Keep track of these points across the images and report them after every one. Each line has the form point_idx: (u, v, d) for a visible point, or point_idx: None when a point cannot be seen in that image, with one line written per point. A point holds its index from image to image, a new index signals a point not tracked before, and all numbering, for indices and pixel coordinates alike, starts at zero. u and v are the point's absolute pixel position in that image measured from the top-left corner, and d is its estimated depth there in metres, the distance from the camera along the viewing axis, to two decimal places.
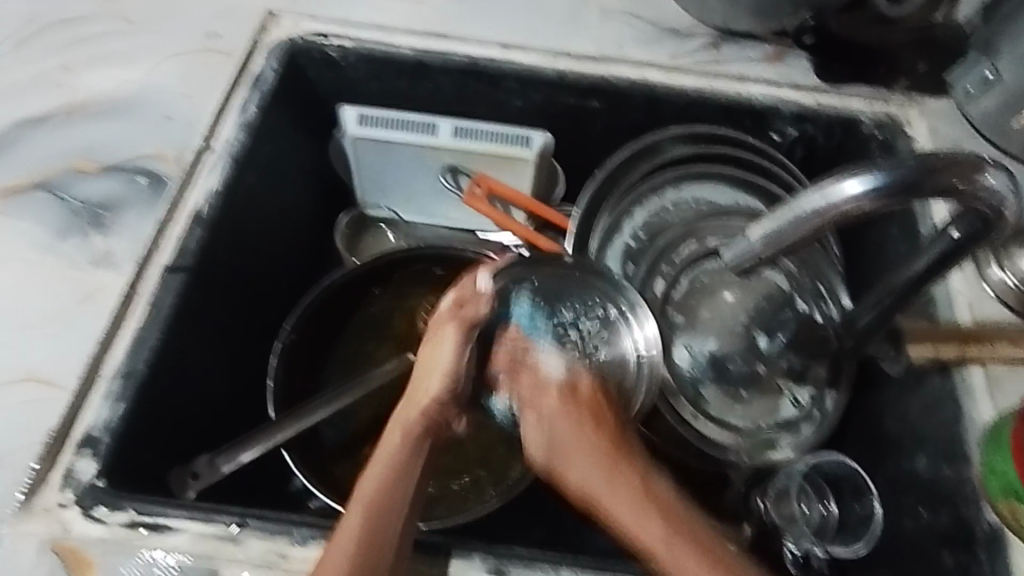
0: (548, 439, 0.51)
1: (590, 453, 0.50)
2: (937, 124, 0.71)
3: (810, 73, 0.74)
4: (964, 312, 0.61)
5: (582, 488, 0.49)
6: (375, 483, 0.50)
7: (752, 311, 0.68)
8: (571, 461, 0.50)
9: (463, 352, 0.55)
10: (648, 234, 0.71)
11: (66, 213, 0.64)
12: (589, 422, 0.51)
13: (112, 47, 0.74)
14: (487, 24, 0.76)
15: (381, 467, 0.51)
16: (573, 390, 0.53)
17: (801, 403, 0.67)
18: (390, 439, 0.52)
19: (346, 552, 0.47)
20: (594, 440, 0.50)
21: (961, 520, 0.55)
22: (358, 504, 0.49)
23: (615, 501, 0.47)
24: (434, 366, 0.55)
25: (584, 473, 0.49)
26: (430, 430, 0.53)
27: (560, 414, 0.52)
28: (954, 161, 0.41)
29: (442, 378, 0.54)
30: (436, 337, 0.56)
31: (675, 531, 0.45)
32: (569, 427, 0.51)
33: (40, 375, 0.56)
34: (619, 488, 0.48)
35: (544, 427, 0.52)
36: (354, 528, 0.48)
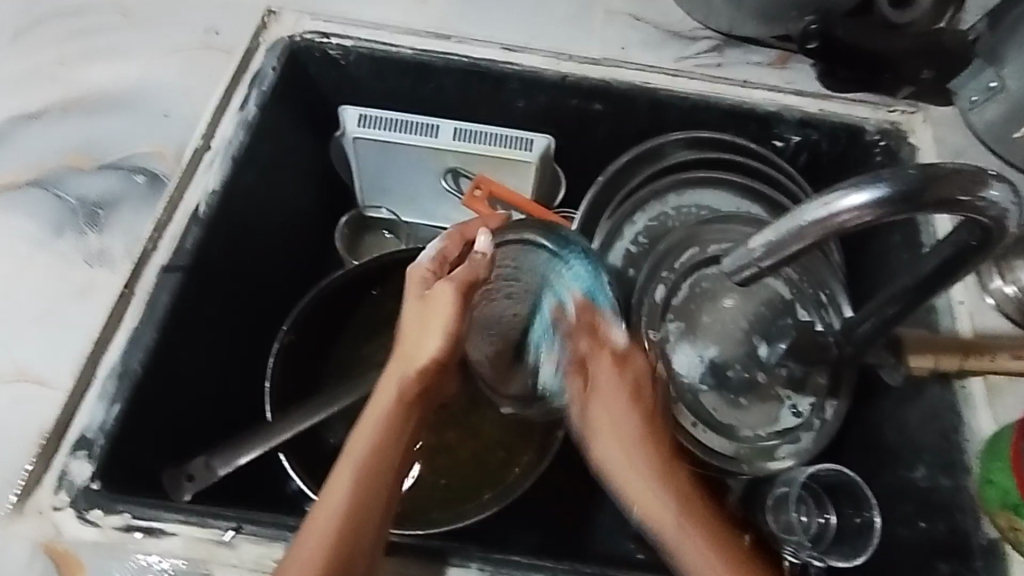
0: (590, 406, 0.54)
1: (630, 433, 0.53)
2: (941, 133, 0.70)
3: (814, 80, 0.74)
4: (965, 323, 0.60)
5: (612, 462, 0.52)
6: (366, 441, 0.50)
7: (752, 318, 0.68)
8: (610, 435, 0.53)
9: (461, 313, 0.52)
10: (649, 239, 0.70)
11: (62, 209, 0.63)
12: (630, 403, 0.53)
13: (111, 42, 0.73)
14: (489, 25, 0.76)
15: (371, 428, 0.51)
16: (622, 362, 0.54)
17: (801, 412, 0.67)
18: (383, 398, 0.52)
19: (333, 513, 0.47)
20: (633, 425, 0.53)
21: (959, 532, 0.55)
22: (348, 464, 0.49)
23: (637, 477, 0.51)
24: (431, 326, 0.52)
25: (623, 450, 0.52)
26: (422, 393, 0.52)
27: (606, 387, 0.54)
28: (958, 173, 0.40)
29: (440, 338, 0.52)
30: (430, 296, 0.52)
31: (686, 511, 0.50)
32: (611, 401, 0.53)
33: (33, 374, 0.56)
34: (649, 471, 0.51)
35: (585, 391, 0.55)
36: (344, 490, 0.48)
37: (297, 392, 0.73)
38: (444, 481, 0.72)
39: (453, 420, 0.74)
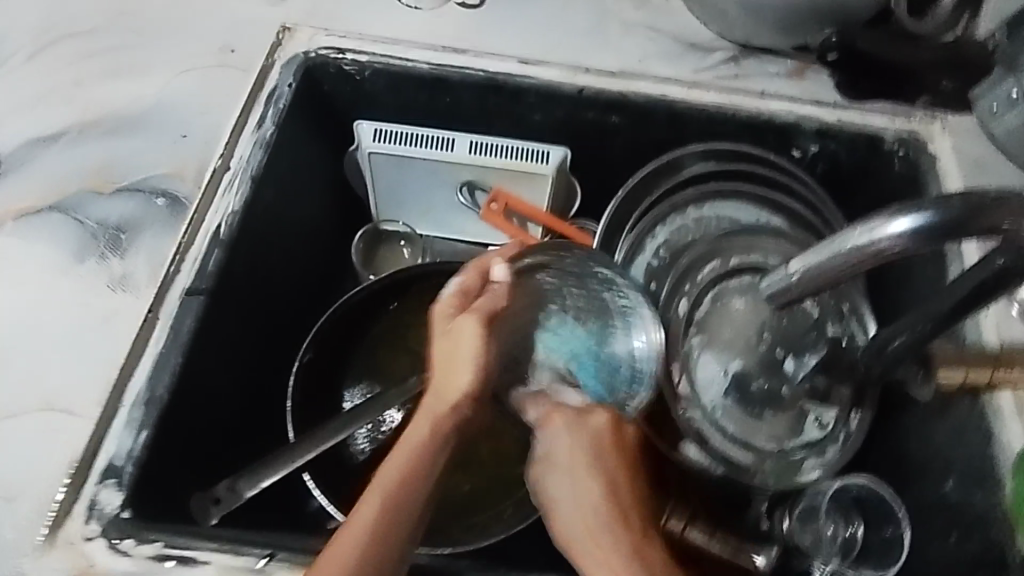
0: (554, 480, 0.55)
1: (594, 510, 0.52)
2: (960, 142, 0.70)
3: (831, 89, 0.74)
4: (991, 334, 0.60)
5: (572, 539, 0.52)
6: (398, 466, 0.50)
7: (776, 329, 0.65)
8: (575, 521, 0.53)
9: (488, 344, 0.53)
10: (670, 253, 0.70)
11: (82, 233, 0.63)
12: (592, 471, 0.54)
13: (126, 61, 0.73)
14: (505, 39, 0.75)
15: (401, 458, 0.50)
16: (585, 427, 0.56)
17: (826, 424, 0.67)
18: (415, 432, 0.52)
19: (357, 542, 0.47)
20: (599, 501, 0.53)
21: (993, 547, 0.55)
22: (376, 488, 0.49)
23: (596, 553, 0.50)
24: (460, 360, 0.53)
25: (589, 528, 0.51)
26: (457, 425, 0.52)
27: (573, 460, 0.54)
28: (1006, 201, 0.40)
29: (473, 372, 0.53)
30: (455, 331, 0.53)
31: None
32: (573, 461, 0.54)
33: (60, 403, 0.55)
34: (613, 557, 0.49)
35: (550, 453, 0.56)
36: (368, 517, 0.47)
37: (316, 410, 0.72)
38: (467, 487, 0.71)
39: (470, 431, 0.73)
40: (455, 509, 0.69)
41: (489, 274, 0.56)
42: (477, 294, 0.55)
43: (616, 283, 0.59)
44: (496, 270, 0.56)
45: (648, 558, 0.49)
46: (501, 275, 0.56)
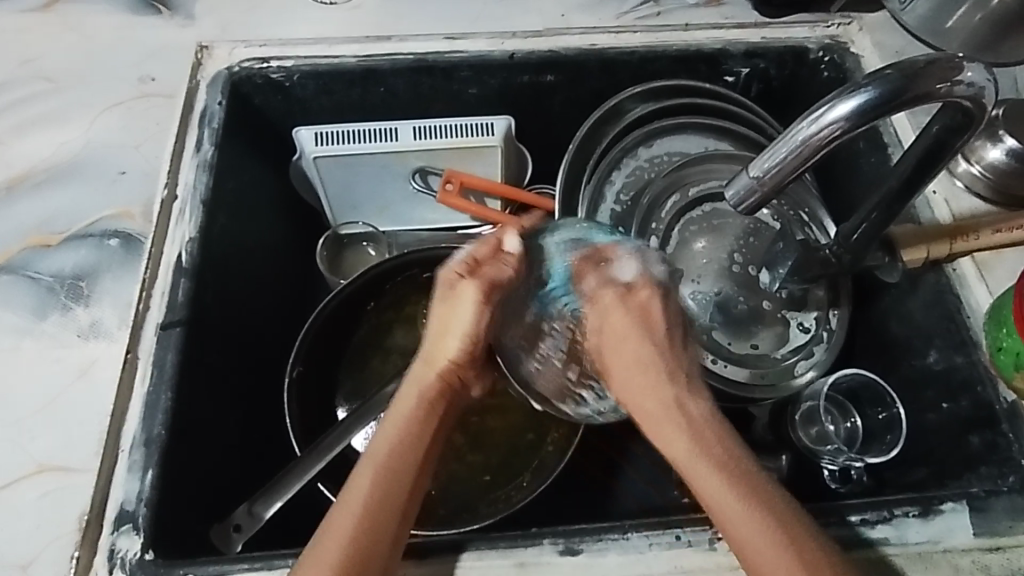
0: (601, 342, 0.52)
1: (644, 373, 0.51)
2: (879, 38, 0.73)
3: (750, 10, 0.76)
4: (943, 210, 0.64)
5: (634, 402, 0.51)
6: (386, 445, 0.51)
7: (743, 249, 0.69)
8: (626, 375, 0.52)
9: (483, 317, 0.52)
10: (631, 195, 0.71)
11: (38, 291, 0.61)
12: (644, 337, 0.51)
13: (43, 110, 0.70)
14: (426, 18, 0.75)
15: (393, 434, 0.52)
16: (626, 300, 0.51)
17: (809, 327, 0.69)
18: (403, 404, 0.53)
19: (350, 523, 0.48)
20: (652, 363, 0.51)
21: (981, 403, 0.58)
22: (366, 468, 0.50)
23: (660, 421, 0.50)
24: (455, 328, 0.53)
25: (641, 399, 0.51)
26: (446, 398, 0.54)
27: (619, 332, 0.51)
28: (933, 64, 0.43)
29: (460, 341, 0.53)
30: (457, 298, 0.52)
31: (709, 457, 0.48)
32: (623, 336, 0.51)
33: (55, 462, 0.54)
34: (675, 421, 0.50)
35: (594, 335, 0.52)
36: (361, 495, 0.49)
37: (315, 421, 0.71)
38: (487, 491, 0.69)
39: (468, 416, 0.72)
40: (470, 483, 0.69)
41: (501, 246, 0.53)
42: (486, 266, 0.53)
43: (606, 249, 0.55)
44: (511, 243, 0.52)
45: (699, 418, 0.50)
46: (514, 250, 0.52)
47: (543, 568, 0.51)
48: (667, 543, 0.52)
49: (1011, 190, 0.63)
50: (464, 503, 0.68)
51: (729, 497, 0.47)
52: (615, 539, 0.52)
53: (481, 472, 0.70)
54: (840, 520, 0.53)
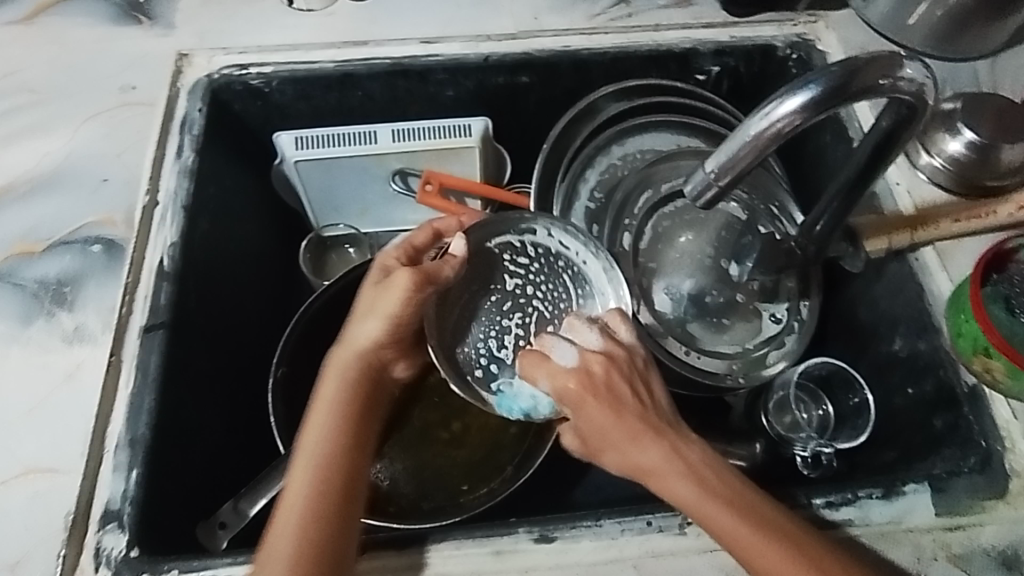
0: (589, 429, 0.51)
1: (626, 441, 0.50)
2: (844, 34, 0.75)
3: (718, 10, 0.78)
4: (905, 201, 0.65)
5: (637, 469, 0.51)
6: (320, 427, 0.53)
7: (717, 244, 0.70)
8: (619, 449, 0.51)
9: (414, 305, 0.54)
10: (604, 192, 0.72)
11: (24, 298, 0.62)
12: (616, 409, 0.50)
13: (26, 120, 0.71)
14: (402, 23, 0.76)
15: (319, 424, 0.54)
16: (589, 381, 0.49)
17: (781, 318, 0.71)
18: (329, 389, 0.55)
19: (295, 510, 0.50)
20: (637, 430, 0.51)
21: (944, 387, 0.60)
22: (306, 453, 0.52)
23: (663, 480, 0.50)
24: (379, 314, 0.55)
25: (640, 464, 0.51)
26: (368, 376, 0.57)
27: (595, 411, 0.49)
28: (875, 60, 0.45)
29: (382, 324, 0.55)
30: (389, 285, 0.54)
31: (724, 500, 0.50)
32: (599, 416, 0.49)
33: (43, 465, 0.55)
34: (678, 472, 0.50)
35: (584, 422, 0.50)
36: (303, 479, 0.51)
37: (303, 420, 0.72)
38: (465, 485, 0.71)
39: (453, 413, 0.73)
40: (453, 474, 0.71)
41: (439, 233, 0.59)
42: (427, 253, 0.58)
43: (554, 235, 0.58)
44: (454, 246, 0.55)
45: (696, 462, 0.51)
46: (450, 243, 0.55)
47: (519, 555, 0.53)
48: (639, 528, 0.53)
49: (973, 180, 0.65)
50: (448, 495, 0.70)
51: (744, 527, 0.49)
52: (589, 526, 0.53)
53: (466, 466, 0.72)
54: (805, 503, 0.55)
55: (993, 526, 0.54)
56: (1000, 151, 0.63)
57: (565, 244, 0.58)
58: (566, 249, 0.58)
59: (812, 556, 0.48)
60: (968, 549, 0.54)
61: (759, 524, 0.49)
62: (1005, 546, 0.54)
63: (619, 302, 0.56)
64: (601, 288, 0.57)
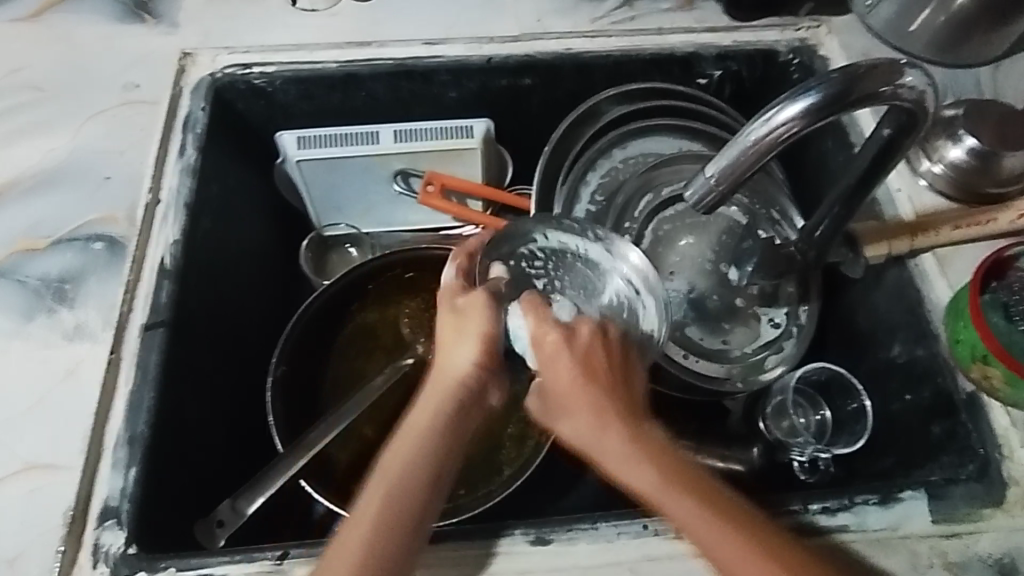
0: (556, 390, 0.50)
1: (593, 411, 0.49)
2: (846, 40, 0.75)
3: (722, 14, 0.78)
4: (907, 207, 0.65)
5: (597, 448, 0.49)
6: (404, 456, 0.48)
7: (716, 248, 0.70)
8: (585, 419, 0.49)
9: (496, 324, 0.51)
10: (605, 195, 0.72)
11: (26, 294, 0.62)
12: (585, 373, 0.49)
13: (31, 116, 0.72)
14: (405, 24, 0.77)
15: (409, 446, 0.49)
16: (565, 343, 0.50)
17: (779, 323, 0.70)
18: (424, 414, 0.50)
19: (358, 543, 0.46)
20: (606, 404, 0.49)
21: (942, 394, 0.60)
22: (382, 485, 0.47)
23: (623, 462, 0.48)
24: (463, 335, 0.51)
25: (605, 442, 0.48)
26: (467, 407, 0.50)
27: (563, 371, 0.49)
28: (875, 68, 0.45)
29: (473, 347, 0.50)
30: (464, 303, 0.52)
31: (686, 492, 0.47)
32: (567, 375, 0.49)
33: (42, 460, 0.55)
34: (640, 455, 0.48)
35: (551, 382, 0.50)
36: (374, 510, 0.47)
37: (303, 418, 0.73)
38: (462, 490, 0.70)
39: None
40: (452, 477, 0.70)
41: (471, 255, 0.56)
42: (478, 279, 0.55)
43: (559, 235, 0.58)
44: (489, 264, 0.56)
45: (662, 451, 0.48)
46: (488, 266, 0.57)
47: (514, 557, 0.53)
48: (636, 531, 0.53)
49: (974, 187, 0.64)
50: (447, 497, 0.69)
51: (703, 517, 0.46)
52: (585, 529, 0.54)
53: (465, 469, 0.71)
54: (802, 508, 0.55)
55: (990, 534, 0.54)
56: (1002, 159, 0.63)
57: (567, 243, 0.58)
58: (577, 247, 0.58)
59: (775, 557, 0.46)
60: (965, 557, 0.54)
61: (719, 516, 0.46)
62: (1002, 554, 0.54)
63: (647, 289, 0.56)
64: (617, 271, 0.57)
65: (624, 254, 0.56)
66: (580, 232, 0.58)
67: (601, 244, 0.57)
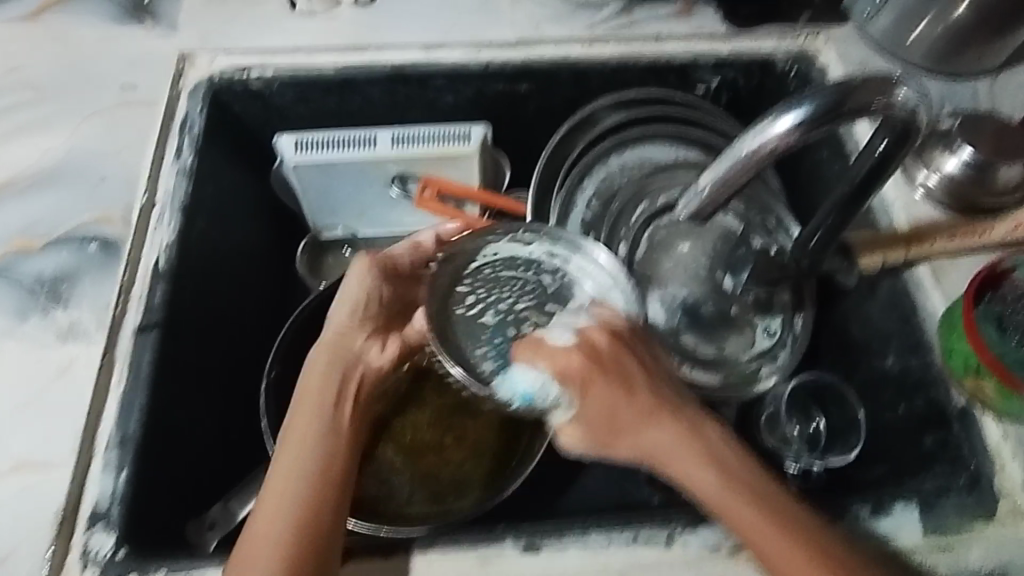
0: (598, 411, 0.49)
1: (642, 422, 0.50)
2: (844, 50, 0.75)
3: (720, 22, 0.78)
4: (901, 217, 0.65)
5: (650, 450, 0.50)
6: (302, 423, 0.54)
7: (713, 256, 0.68)
8: (634, 431, 0.50)
9: (377, 288, 0.61)
10: (601, 202, 0.73)
11: (20, 294, 0.62)
12: (626, 385, 0.49)
13: (28, 116, 0.72)
14: (404, 28, 0.77)
15: (303, 415, 0.55)
16: (595, 359, 0.49)
17: (774, 331, 0.71)
18: (314, 380, 0.57)
19: (275, 506, 0.51)
20: (651, 410, 0.50)
21: (935, 404, 0.60)
22: (285, 451, 0.53)
23: (685, 467, 0.49)
24: (347, 300, 0.61)
25: (658, 449, 0.50)
26: (339, 367, 0.57)
27: (601, 391, 0.49)
28: (868, 81, 0.45)
29: (349, 308, 0.60)
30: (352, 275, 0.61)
31: (744, 489, 0.49)
32: (606, 394, 0.49)
33: (33, 461, 0.55)
34: (693, 454, 0.49)
35: (592, 403, 0.49)
36: (281, 475, 0.52)
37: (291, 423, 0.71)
38: (450, 498, 0.69)
39: (449, 421, 0.73)
40: (443, 481, 0.70)
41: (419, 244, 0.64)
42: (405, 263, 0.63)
43: (507, 250, 0.58)
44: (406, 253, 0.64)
45: (711, 447, 0.50)
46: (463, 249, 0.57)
47: (504, 564, 0.53)
48: (626, 540, 0.53)
49: (970, 200, 0.65)
50: (436, 501, 0.68)
51: (761, 518, 0.48)
52: (575, 536, 0.53)
53: (458, 473, 0.71)
54: None
55: (982, 547, 0.54)
56: (997, 171, 0.63)
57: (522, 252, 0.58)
58: (536, 258, 0.58)
59: (829, 552, 0.47)
60: (956, 569, 0.54)
61: (777, 512, 0.48)
62: (993, 567, 0.53)
63: (613, 280, 0.55)
64: (592, 276, 0.56)
65: (586, 249, 0.57)
66: (548, 245, 0.58)
67: (565, 252, 0.57)
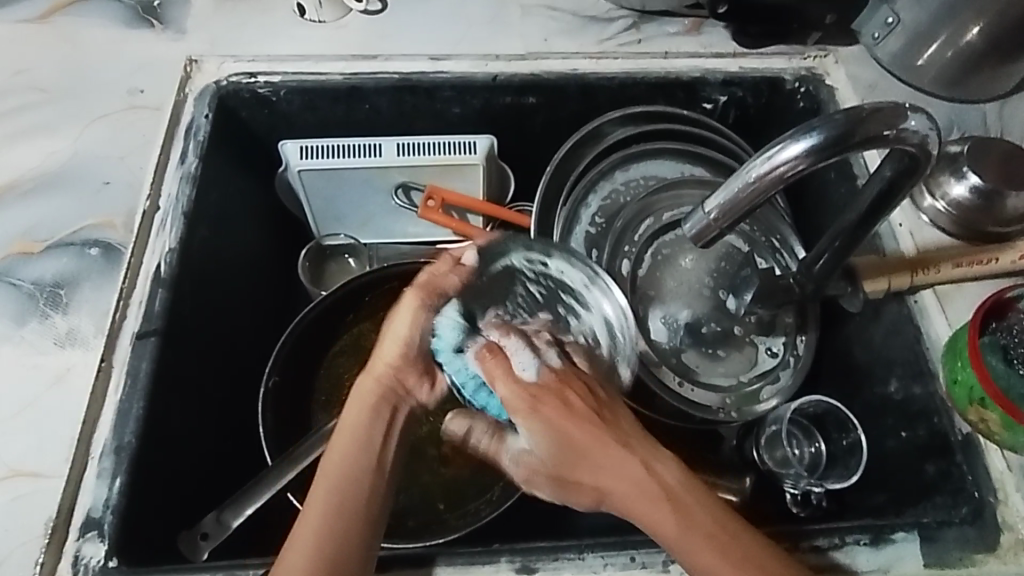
0: (557, 444, 0.49)
1: (600, 456, 0.49)
2: (853, 70, 0.75)
3: (728, 40, 0.77)
4: (908, 243, 0.65)
5: (608, 486, 0.49)
6: (344, 449, 0.52)
7: (715, 273, 0.70)
8: (591, 466, 0.49)
9: (422, 325, 0.53)
10: (605, 218, 0.70)
11: (21, 297, 0.62)
12: (584, 418, 0.49)
13: (34, 119, 0.72)
14: (413, 38, 0.77)
15: (347, 442, 0.52)
16: (551, 393, 0.49)
17: (777, 352, 0.70)
18: (354, 406, 0.53)
19: (310, 542, 0.49)
20: (607, 445, 0.49)
21: (937, 433, 0.59)
22: (324, 480, 0.50)
23: (642, 505, 0.49)
24: (391, 333, 0.54)
25: (615, 485, 0.49)
26: (387, 399, 0.53)
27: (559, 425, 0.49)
28: (878, 111, 0.45)
29: (397, 345, 0.54)
30: (398, 306, 0.54)
31: (701, 528, 0.48)
32: (562, 425, 0.49)
33: (26, 467, 0.55)
34: (650, 491, 0.49)
35: (550, 435, 0.49)
36: (319, 507, 0.50)
37: (292, 429, 0.72)
38: (442, 505, 0.70)
39: None
40: (441, 489, 0.71)
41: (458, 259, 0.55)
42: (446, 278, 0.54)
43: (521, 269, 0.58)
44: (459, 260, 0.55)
45: (671, 485, 0.49)
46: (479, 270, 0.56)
47: None
48: (622, 563, 0.53)
49: (975, 226, 0.64)
50: (431, 513, 0.69)
51: (713, 560, 0.47)
52: (571, 558, 0.53)
53: (453, 484, 0.71)
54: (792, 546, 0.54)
55: None
56: (1006, 199, 0.63)
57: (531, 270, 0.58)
58: (546, 278, 0.58)
59: None
60: None
61: (735, 551, 0.48)
62: None
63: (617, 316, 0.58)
64: (598, 306, 0.58)
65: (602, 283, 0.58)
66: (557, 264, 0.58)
67: (576, 275, 0.58)
